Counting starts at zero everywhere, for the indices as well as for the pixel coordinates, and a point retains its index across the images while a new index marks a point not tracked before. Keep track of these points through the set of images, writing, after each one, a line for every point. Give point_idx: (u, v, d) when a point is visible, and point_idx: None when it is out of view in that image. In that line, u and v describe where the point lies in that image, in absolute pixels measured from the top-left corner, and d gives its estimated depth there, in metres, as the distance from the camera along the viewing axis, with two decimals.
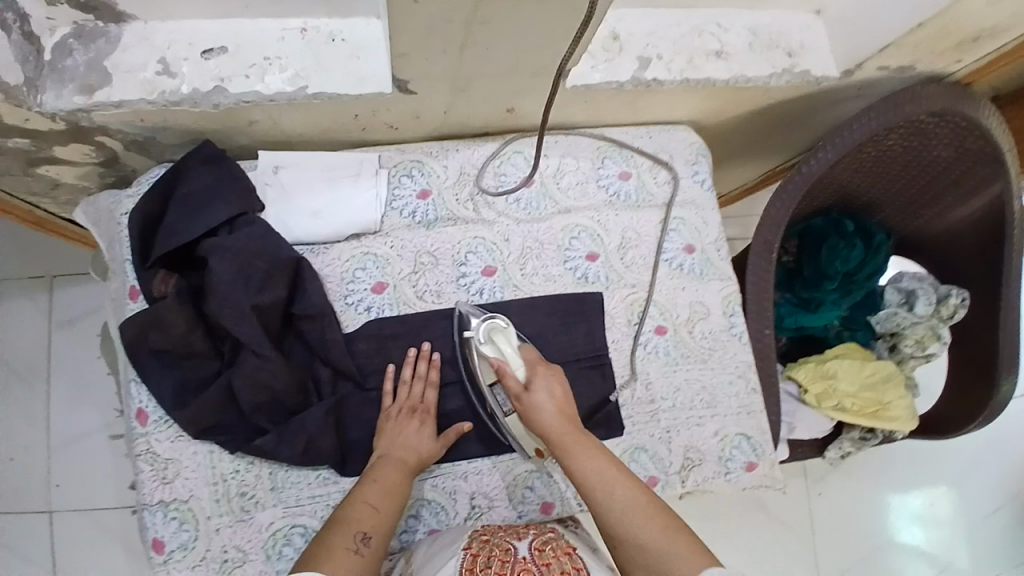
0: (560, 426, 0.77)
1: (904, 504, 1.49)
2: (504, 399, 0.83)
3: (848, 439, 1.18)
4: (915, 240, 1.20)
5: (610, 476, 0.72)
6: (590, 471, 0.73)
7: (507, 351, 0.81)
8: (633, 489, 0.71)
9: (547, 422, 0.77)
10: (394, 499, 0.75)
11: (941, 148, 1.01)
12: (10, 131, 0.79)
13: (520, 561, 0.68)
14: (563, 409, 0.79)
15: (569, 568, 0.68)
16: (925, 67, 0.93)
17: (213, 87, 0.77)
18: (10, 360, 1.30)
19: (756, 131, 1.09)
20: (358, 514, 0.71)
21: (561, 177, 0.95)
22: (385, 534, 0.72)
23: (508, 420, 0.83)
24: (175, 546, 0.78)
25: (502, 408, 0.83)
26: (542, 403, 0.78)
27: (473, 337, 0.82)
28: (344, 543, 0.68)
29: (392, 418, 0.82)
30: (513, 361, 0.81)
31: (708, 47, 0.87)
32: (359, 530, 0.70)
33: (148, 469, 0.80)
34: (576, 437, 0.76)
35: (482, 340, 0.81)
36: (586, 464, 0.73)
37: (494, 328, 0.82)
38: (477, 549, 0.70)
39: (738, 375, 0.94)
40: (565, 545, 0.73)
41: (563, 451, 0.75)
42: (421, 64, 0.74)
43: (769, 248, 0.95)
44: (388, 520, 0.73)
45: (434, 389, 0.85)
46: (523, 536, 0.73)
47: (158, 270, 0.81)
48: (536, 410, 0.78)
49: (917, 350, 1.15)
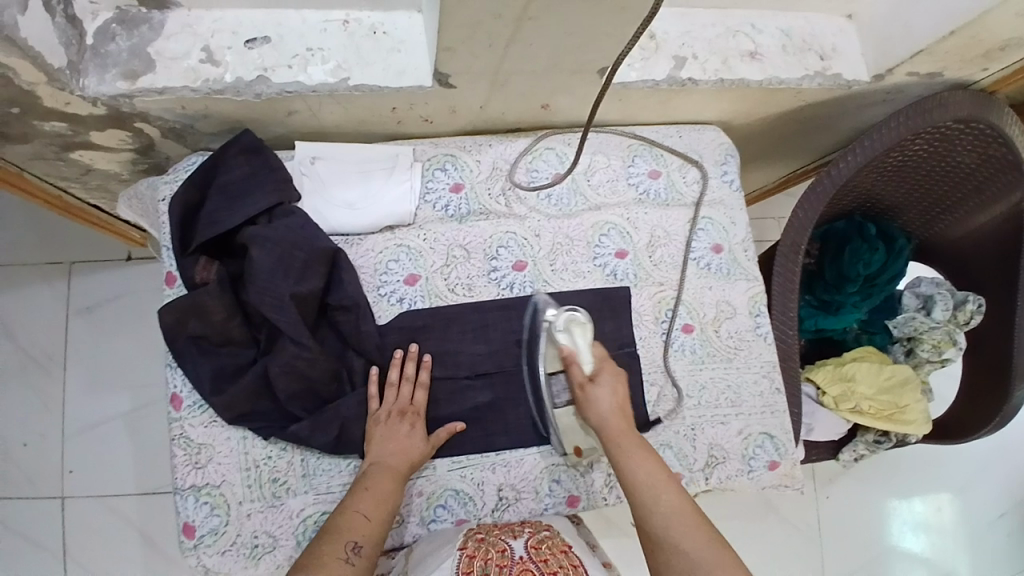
0: (617, 423, 0.79)
1: (910, 509, 1.51)
2: (560, 390, 0.85)
3: (862, 442, 1.19)
4: (933, 245, 1.22)
5: (659, 482, 0.74)
6: (640, 472, 0.74)
7: (582, 345, 0.83)
8: (678, 497, 0.72)
9: (606, 418, 0.79)
10: (386, 507, 0.74)
11: (964, 154, 1.03)
12: (50, 115, 0.79)
13: (518, 561, 0.71)
14: (622, 408, 0.81)
15: (566, 563, 0.71)
16: (952, 74, 0.94)
17: (256, 77, 0.77)
18: (27, 345, 1.30)
19: (781, 134, 1.10)
20: (350, 523, 0.71)
21: (592, 174, 0.96)
22: (377, 542, 0.71)
23: (557, 412, 0.84)
24: (206, 531, 0.79)
25: (555, 398, 0.85)
26: (603, 399, 0.80)
27: (552, 322, 0.85)
28: (335, 552, 0.68)
29: (382, 422, 0.81)
30: (582, 354, 0.83)
31: (742, 48, 0.88)
32: (350, 539, 0.69)
33: (181, 454, 0.81)
34: (631, 437, 0.78)
35: (559, 328, 0.84)
36: (638, 465, 0.75)
37: (573, 320, 0.84)
38: (472, 551, 0.73)
39: (762, 375, 0.95)
40: (561, 542, 0.76)
41: (616, 448, 0.77)
42: (465, 57, 0.74)
43: (795, 250, 0.97)
44: (379, 528, 0.72)
45: (422, 389, 0.84)
46: (519, 535, 0.76)
47: (199, 256, 0.82)
48: (597, 403, 0.80)
49: (933, 354, 1.16)
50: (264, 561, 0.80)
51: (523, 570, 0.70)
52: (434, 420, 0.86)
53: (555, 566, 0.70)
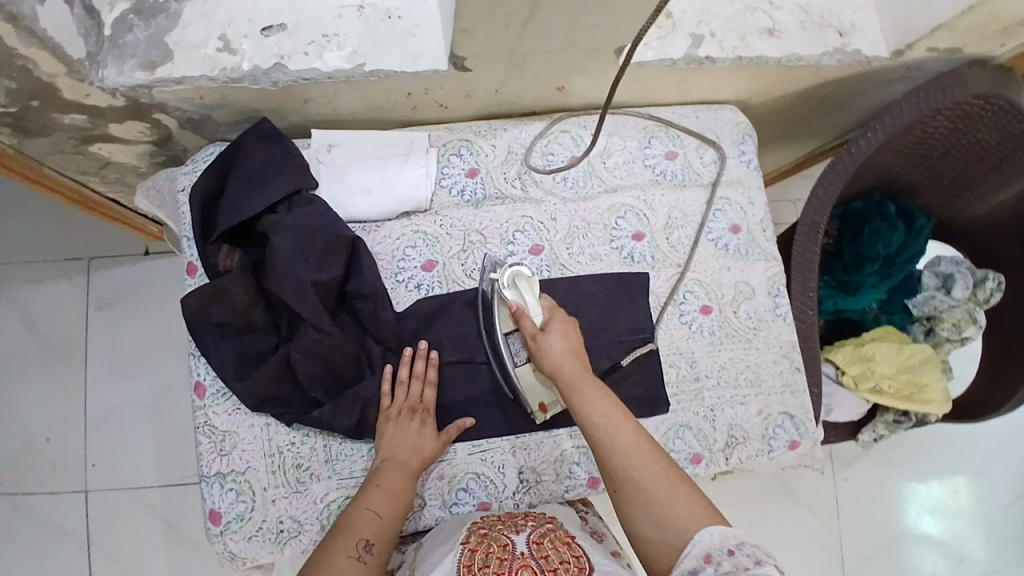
0: (571, 367, 0.77)
1: (929, 490, 1.50)
2: (518, 349, 0.84)
3: (881, 422, 1.19)
4: (953, 224, 1.21)
5: (614, 420, 0.73)
6: (596, 411, 0.73)
7: (531, 298, 0.83)
8: (634, 431, 0.72)
9: (559, 364, 0.77)
10: (398, 505, 0.75)
11: (985, 131, 1.01)
12: (70, 107, 0.80)
13: (518, 557, 0.69)
14: (575, 352, 0.79)
15: (568, 558, 0.70)
16: (971, 49, 0.93)
17: (273, 64, 0.77)
18: (48, 340, 1.32)
19: (796, 113, 1.09)
20: (361, 521, 0.72)
21: (608, 157, 0.96)
22: (388, 540, 0.72)
23: (518, 370, 0.84)
24: (232, 517, 0.80)
25: (515, 357, 0.84)
26: (555, 345, 0.78)
27: (498, 280, 0.84)
28: (346, 549, 0.69)
29: (392, 419, 0.81)
30: (532, 308, 0.82)
31: (760, 24, 0.87)
32: (362, 538, 0.70)
33: (207, 441, 0.82)
34: (587, 379, 0.76)
35: (506, 285, 0.84)
36: (593, 407, 0.74)
37: (518, 275, 0.84)
38: (475, 545, 0.72)
39: (782, 354, 0.94)
40: (564, 534, 0.75)
41: (572, 391, 0.75)
42: (482, 39, 0.74)
43: (814, 229, 0.96)
44: (390, 527, 0.73)
45: (432, 386, 0.84)
46: (522, 529, 0.75)
47: (221, 245, 0.82)
48: (550, 350, 0.78)
49: (953, 333, 1.16)
50: (290, 545, 0.81)
51: (524, 567, 0.68)
52: (454, 404, 0.87)
53: (556, 562, 0.69)
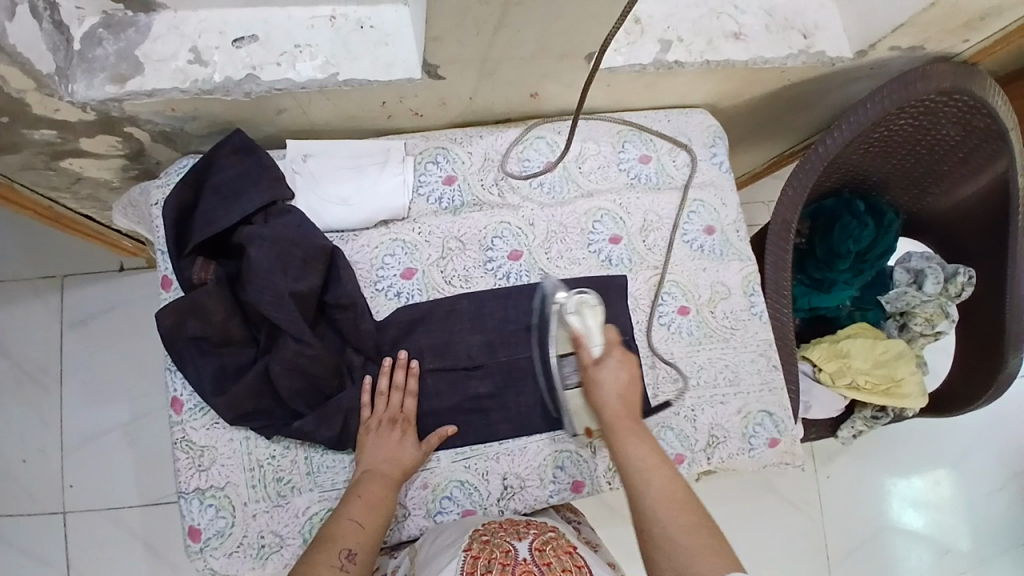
0: (618, 409, 0.79)
1: (909, 484, 1.52)
2: (570, 371, 0.86)
3: (860, 418, 1.21)
4: (921, 218, 1.24)
5: (653, 467, 0.73)
6: (634, 455, 0.75)
7: (594, 326, 0.84)
8: (670, 481, 0.72)
9: (608, 400, 0.80)
10: (380, 514, 0.74)
11: (949, 126, 1.04)
12: (39, 123, 0.79)
13: (521, 562, 0.68)
14: (626, 395, 0.80)
15: (570, 566, 0.69)
16: (934, 48, 0.96)
17: (245, 75, 0.77)
18: (21, 361, 1.29)
19: (766, 116, 1.12)
20: (343, 531, 0.71)
21: (583, 162, 0.97)
22: (372, 550, 0.71)
23: (567, 393, 0.86)
24: (212, 534, 0.79)
25: (566, 379, 0.87)
26: (606, 383, 0.81)
27: (563, 305, 0.87)
28: (328, 560, 0.67)
29: (373, 430, 0.81)
30: (592, 337, 0.83)
31: (726, 29, 0.90)
32: (344, 547, 0.69)
33: (184, 457, 0.81)
34: (631, 424, 0.78)
35: (570, 310, 0.86)
36: (633, 452, 0.75)
37: (584, 302, 0.86)
38: (477, 551, 0.70)
39: (759, 353, 0.96)
40: (566, 543, 0.74)
41: (615, 432, 0.78)
42: (454, 46, 0.75)
43: (786, 228, 0.98)
44: (373, 536, 0.73)
45: (412, 396, 0.84)
46: (524, 536, 0.74)
47: (196, 257, 0.81)
48: (600, 387, 0.81)
49: (926, 328, 1.17)
50: (272, 560, 0.80)
51: (525, 572, 0.67)
52: (437, 412, 0.87)
53: (558, 569, 0.68)
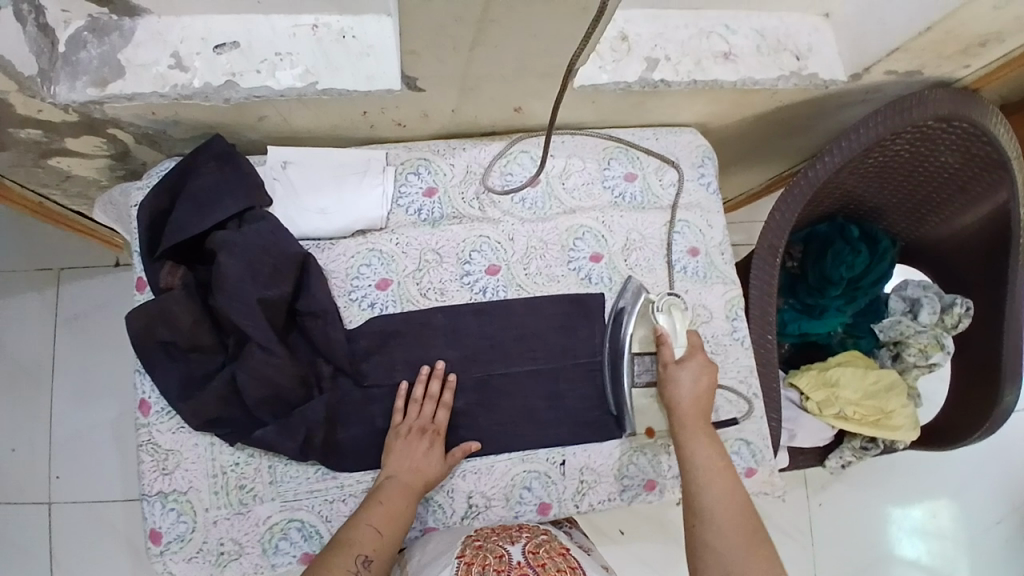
0: (692, 411, 0.83)
1: (905, 516, 1.48)
2: (644, 369, 0.90)
3: (849, 448, 1.17)
4: (918, 246, 1.21)
5: (715, 469, 0.79)
6: (699, 457, 0.80)
7: (680, 328, 0.89)
8: (729, 487, 0.78)
9: (681, 400, 0.84)
10: (398, 522, 0.76)
11: (948, 153, 1.01)
12: (23, 123, 0.80)
13: (516, 566, 0.70)
14: (700, 398, 0.84)
15: (563, 567, 0.71)
16: (932, 73, 0.93)
17: (224, 82, 0.78)
18: (14, 353, 1.31)
19: (760, 136, 1.10)
20: (362, 536, 0.73)
21: (567, 178, 0.96)
22: (386, 557, 0.73)
23: (633, 390, 0.89)
24: (172, 538, 0.80)
25: (636, 377, 0.90)
26: (683, 383, 0.85)
27: (654, 301, 0.90)
28: (345, 564, 0.70)
29: (402, 437, 0.82)
30: (676, 336, 0.88)
31: (715, 49, 0.88)
32: (360, 553, 0.71)
33: (149, 459, 0.81)
34: (701, 428, 0.83)
35: (660, 308, 0.89)
36: (699, 451, 0.81)
37: (673, 303, 0.90)
38: (470, 558, 0.71)
39: (739, 380, 0.94)
40: (558, 545, 0.76)
41: (683, 432, 0.82)
42: (431, 60, 0.74)
43: (772, 253, 0.96)
44: (390, 544, 0.74)
45: (446, 410, 0.84)
46: (516, 540, 0.75)
47: (166, 262, 0.82)
48: (675, 385, 0.85)
49: (920, 359, 1.13)
50: (230, 568, 0.81)
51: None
52: None
53: (553, 570, 0.70)
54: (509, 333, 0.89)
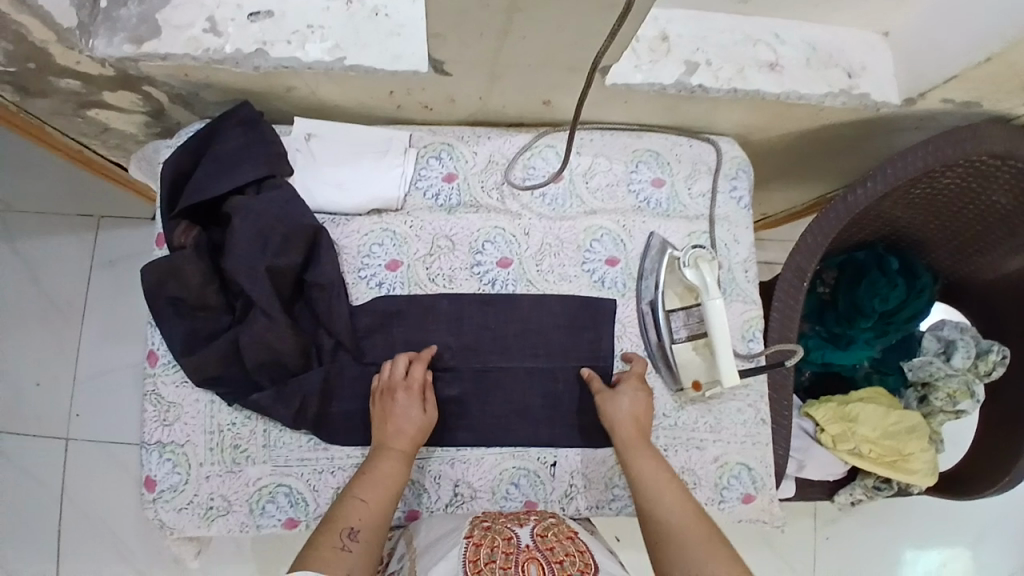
0: (632, 431, 0.81)
1: (917, 564, 1.42)
2: (678, 326, 0.88)
3: (860, 486, 1.12)
4: (960, 287, 1.14)
5: (664, 483, 0.76)
6: (649, 474, 0.77)
7: (709, 281, 0.83)
8: (683, 499, 0.75)
9: (621, 423, 0.82)
10: (387, 491, 0.75)
11: (999, 193, 0.94)
12: (63, 72, 0.83)
13: (524, 550, 0.70)
14: (639, 417, 0.82)
15: (572, 551, 0.71)
16: (993, 105, 0.87)
17: (255, 50, 0.78)
18: (50, 292, 1.36)
19: (803, 154, 1.05)
20: (346, 510, 0.72)
21: (591, 177, 0.93)
22: (376, 527, 0.72)
23: (676, 347, 0.87)
24: (166, 487, 0.82)
25: (674, 334, 0.88)
26: (624, 405, 0.83)
27: (679, 258, 0.86)
28: (330, 540, 0.69)
29: (377, 403, 0.81)
30: (706, 292, 0.83)
31: (761, 58, 0.84)
32: (347, 526, 0.71)
33: (152, 409, 0.83)
34: (644, 443, 0.81)
35: (686, 264, 0.85)
36: (646, 466, 0.78)
37: (699, 256, 0.85)
38: (478, 539, 0.71)
39: (748, 403, 0.91)
40: (567, 529, 0.76)
41: (627, 452, 0.80)
42: (457, 45, 0.73)
43: (799, 276, 0.91)
44: (379, 513, 0.73)
45: (418, 363, 0.83)
46: (525, 523, 0.75)
47: (181, 221, 0.83)
48: (615, 409, 0.83)
49: (947, 404, 1.07)
50: (217, 523, 0.82)
51: (530, 559, 0.68)
52: None
53: (561, 555, 0.69)
54: (513, 328, 0.88)
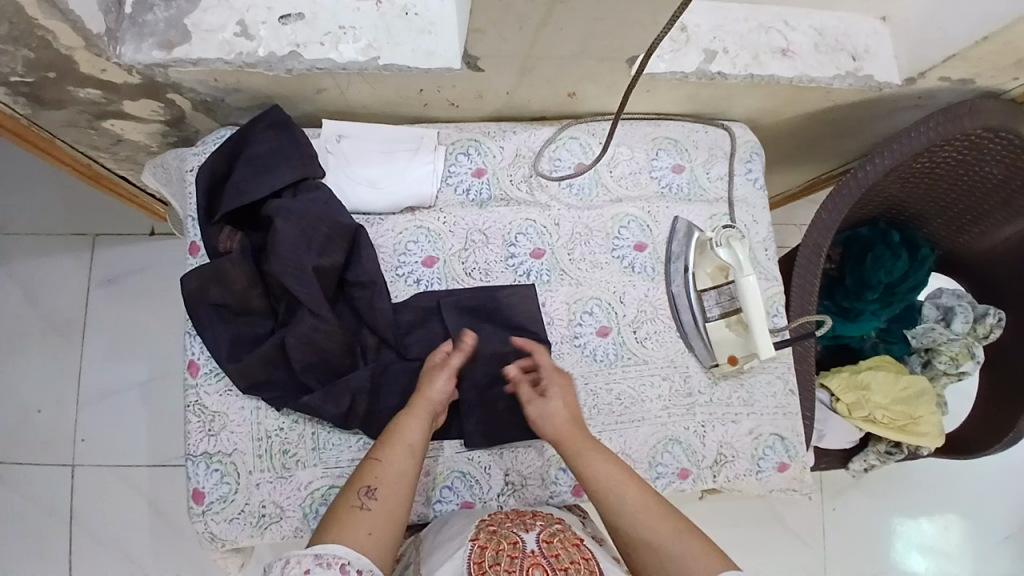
0: (571, 433, 0.77)
1: (920, 525, 1.49)
2: (712, 304, 0.92)
3: (873, 452, 1.17)
4: (956, 257, 1.21)
5: (622, 482, 0.73)
6: (603, 474, 0.73)
7: (742, 259, 0.88)
8: (643, 494, 0.72)
9: (559, 429, 0.78)
10: (403, 446, 0.73)
11: (993, 164, 1.00)
12: (86, 81, 0.81)
13: (529, 555, 0.68)
14: (572, 415, 0.79)
15: (577, 559, 0.69)
16: (985, 82, 0.93)
17: (289, 52, 0.78)
18: (49, 315, 1.32)
19: (808, 136, 1.10)
20: (364, 470, 0.71)
21: (615, 166, 0.96)
22: (395, 481, 0.70)
23: (709, 325, 0.91)
24: (215, 498, 0.80)
25: (707, 313, 0.92)
26: (553, 409, 0.79)
27: (711, 239, 0.91)
28: (349, 502, 0.68)
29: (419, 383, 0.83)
30: (739, 267, 0.88)
31: (774, 44, 0.88)
32: (364, 484, 0.69)
33: (196, 420, 0.82)
34: (588, 442, 0.77)
35: (718, 243, 0.90)
36: (598, 469, 0.74)
37: (732, 236, 0.90)
38: (484, 541, 0.71)
39: (776, 375, 0.95)
40: (573, 535, 0.74)
41: (576, 456, 0.75)
42: (495, 39, 0.75)
43: (816, 252, 0.95)
44: (398, 470, 0.71)
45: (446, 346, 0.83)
46: (531, 527, 0.73)
47: (223, 226, 0.84)
48: (544, 417, 0.79)
49: (950, 367, 1.14)
50: (270, 530, 0.81)
51: (535, 565, 0.68)
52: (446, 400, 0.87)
53: (566, 561, 0.68)
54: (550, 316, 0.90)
